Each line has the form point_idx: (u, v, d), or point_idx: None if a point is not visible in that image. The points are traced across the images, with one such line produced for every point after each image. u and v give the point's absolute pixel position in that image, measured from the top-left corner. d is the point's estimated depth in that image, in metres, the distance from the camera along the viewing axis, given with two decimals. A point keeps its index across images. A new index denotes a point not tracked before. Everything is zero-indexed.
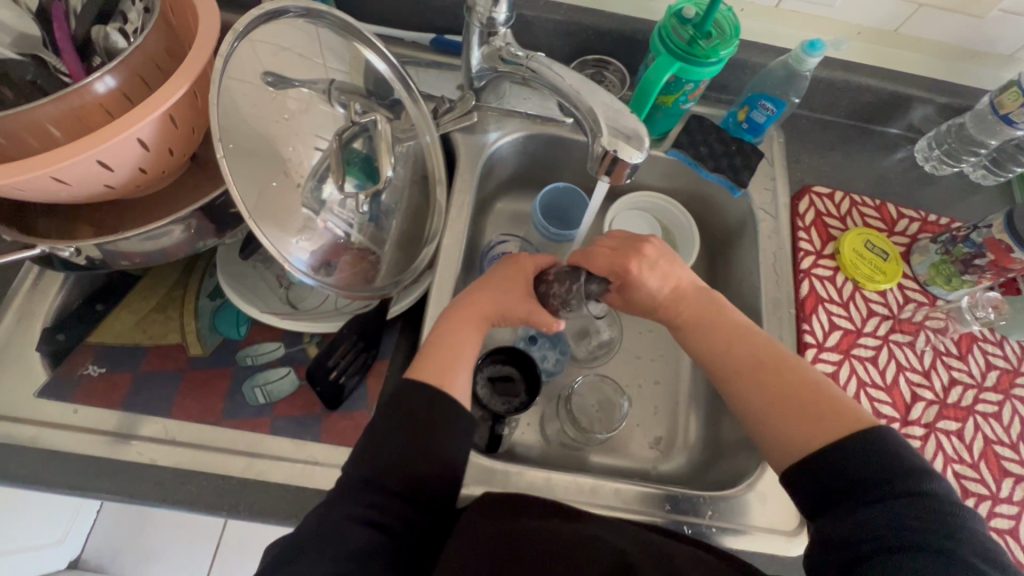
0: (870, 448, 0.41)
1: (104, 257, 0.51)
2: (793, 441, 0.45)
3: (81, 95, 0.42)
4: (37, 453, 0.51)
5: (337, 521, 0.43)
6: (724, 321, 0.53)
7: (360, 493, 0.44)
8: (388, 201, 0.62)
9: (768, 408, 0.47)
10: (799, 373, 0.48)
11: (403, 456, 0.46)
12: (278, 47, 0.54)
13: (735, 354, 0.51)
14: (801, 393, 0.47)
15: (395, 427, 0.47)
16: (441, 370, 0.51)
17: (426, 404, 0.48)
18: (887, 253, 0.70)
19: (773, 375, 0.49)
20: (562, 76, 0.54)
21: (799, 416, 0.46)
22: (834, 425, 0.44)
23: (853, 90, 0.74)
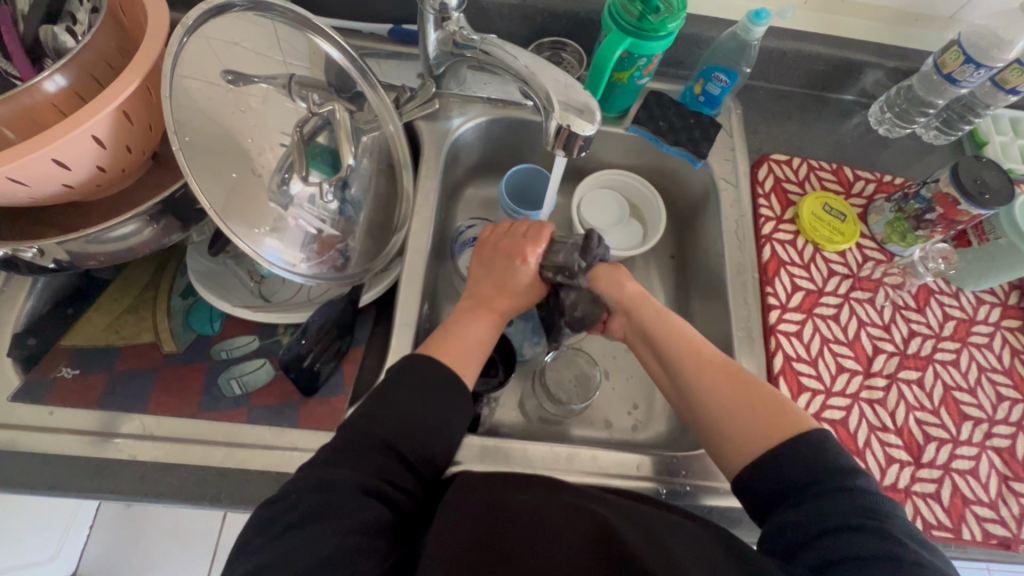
0: (812, 448, 0.45)
1: (70, 259, 0.51)
2: (738, 444, 0.49)
3: (30, 94, 0.42)
4: (13, 456, 0.51)
5: (342, 493, 0.43)
6: (683, 331, 0.57)
7: (371, 460, 0.46)
8: (356, 192, 0.63)
9: (723, 414, 0.51)
10: (746, 381, 0.52)
11: (413, 428, 0.49)
12: (229, 42, 0.54)
13: (692, 359, 0.55)
14: (749, 398, 0.51)
15: (413, 398, 0.50)
16: (455, 354, 0.55)
17: (439, 385, 0.52)
18: (845, 215, 0.72)
19: (726, 382, 0.52)
20: (515, 56, 0.55)
21: (746, 421, 0.49)
22: (777, 431, 0.47)
23: (804, 58, 0.76)
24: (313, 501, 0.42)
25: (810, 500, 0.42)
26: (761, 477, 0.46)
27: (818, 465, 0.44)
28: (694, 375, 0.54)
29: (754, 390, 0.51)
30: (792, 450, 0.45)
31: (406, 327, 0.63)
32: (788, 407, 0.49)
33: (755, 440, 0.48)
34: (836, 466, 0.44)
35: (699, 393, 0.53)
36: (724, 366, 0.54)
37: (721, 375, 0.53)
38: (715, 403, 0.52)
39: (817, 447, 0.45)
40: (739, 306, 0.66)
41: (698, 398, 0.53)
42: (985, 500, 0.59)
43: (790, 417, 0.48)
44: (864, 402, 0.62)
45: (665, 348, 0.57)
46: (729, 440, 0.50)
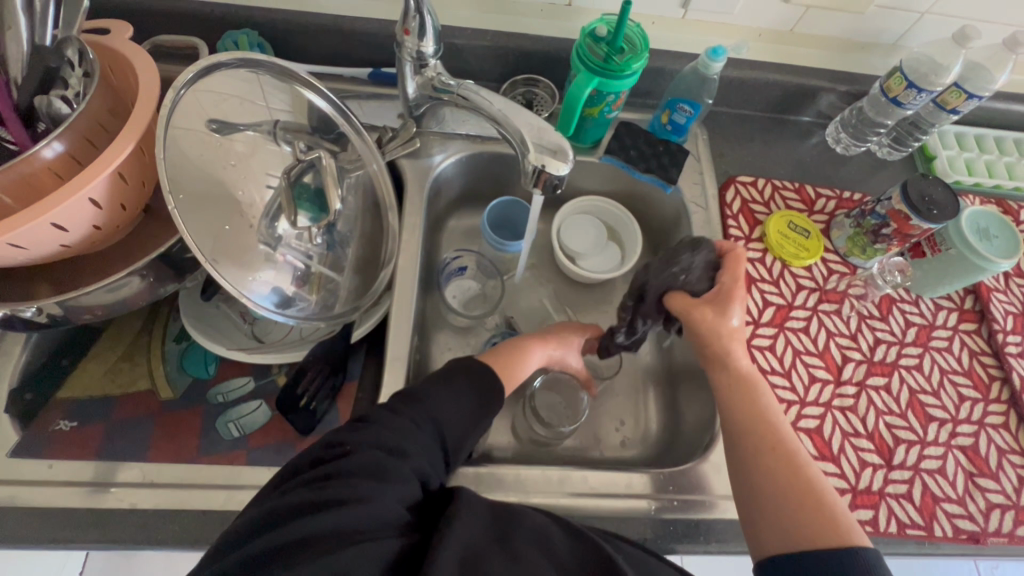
0: (851, 564, 0.40)
1: (65, 313, 0.52)
2: (779, 533, 0.45)
3: (29, 163, 0.44)
4: (14, 512, 0.51)
5: (394, 461, 0.43)
6: (760, 404, 0.54)
7: (415, 440, 0.47)
8: (342, 229, 0.66)
9: (769, 496, 0.47)
10: (805, 470, 0.48)
11: (447, 417, 0.50)
12: (219, 96, 0.57)
13: (755, 433, 0.52)
14: (801, 489, 0.46)
15: (450, 393, 0.52)
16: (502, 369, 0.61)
17: (477, 390, 0.54)
18: (808, 232, 0.76)
19: (785, 468, 0.48)
20: (490, 100, 0.59)
21: (792, 512, 0.45)
22: (829, 534, 0.43)
23: (762, 85, 0.80)
24: (377, 461, 0.42)
25: None
26: (793, 573, 0.42)
27: None
28: (755, 448, 0.50)
29: (816, 485, 0.47)
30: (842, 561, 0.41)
31: (399, 360, 0.65)
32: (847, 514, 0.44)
33: (802, 535, 0.44)
34: None
35: (754, 466, 0.50)
36: (791, 451, 0.49)
37: (785, 457, 0.49)
38: (769, 483, 0.48)
39: (869, 572, 0.40)
40: None
41: (750, 471, 0.50)
42: (953, 497, 0.62)
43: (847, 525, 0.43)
44: (836, 409, 0.66)
45: (737, 415, 0.54)
46: (770, 524, 0.46)
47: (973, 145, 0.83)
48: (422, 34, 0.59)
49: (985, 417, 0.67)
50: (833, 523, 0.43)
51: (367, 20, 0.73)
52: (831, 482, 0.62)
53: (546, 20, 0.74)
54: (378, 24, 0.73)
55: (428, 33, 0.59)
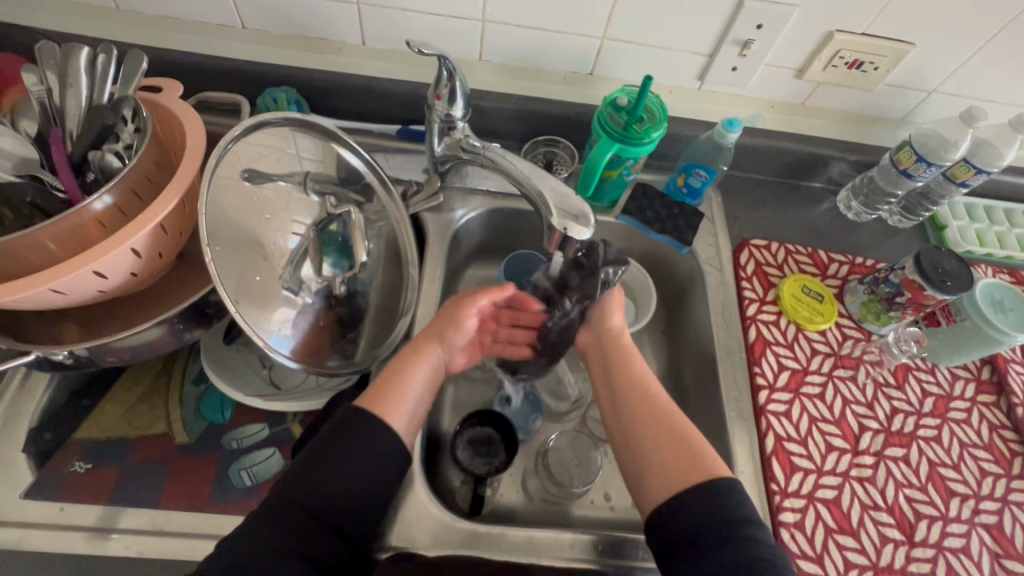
0: (712, 494, 0.50)
1: (91, 355, 0.53)
2: (659, 481, 0.53)
3: (79, 214, 0.47)
4: (21, 556, 0.51)
5: (269, 553, 0.45)
6: (635, 368, 0.64)
7: (297, 514, 0.48)
8: (364, 279, 0.68)
9: (647, 449, 0.56)
10: (674, 427, 0.57)
11: (329, 481, 0.50)
12: (261, 150, 0.60)
13: (632, 390, 0.61)
14: (670, 441, 0.55)
15: (339, 455, 0.51)
16: (388, 395, 0.57)
17: (360, 441, 0.52)
18: (822, 296, 0.77)
19: (653, 423, 0.58)
20: (515, 163, 0.61)
21: (662, 454, 0.55)
22: (694, 473, 0.52)
23: (776, 153, 0.83)
24: (245, 555, 0.44)
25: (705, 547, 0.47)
26: (669, 514, 0.50)
27: (717, 508, 0.49)
28: (634, 409, 0.60)
29: (680, 432, 0.56)
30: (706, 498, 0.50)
31: None
32: (707, 451, 0.54)
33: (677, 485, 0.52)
34: (725, 515, 0.49)
35: (632, 430, 0.59)
36: (663, 411, 0.59)
37: (654, 413, 0.59)
38: (650, 440, 0.56)
39: (725, 496, 0.50)
40: (730, 386, 0.70)
41: (631, 422, 0.59)
42: None
43: (708, 464, 0.53)
44: (854, 480, 0.65)
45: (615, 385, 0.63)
46: (649, 474, 0.55)
47: (983, 216, 0.85)
48: (452, 99, 0.63)
49: (1008, 494, 0.66)
50: (697, 462, 0.53)
51: (399, 80, 0.76)
52: (849, 556, 0.60)
53: (568, 86, 0.78)
54: (410, 85, 0.77)
55: (458, 99, 0.63)
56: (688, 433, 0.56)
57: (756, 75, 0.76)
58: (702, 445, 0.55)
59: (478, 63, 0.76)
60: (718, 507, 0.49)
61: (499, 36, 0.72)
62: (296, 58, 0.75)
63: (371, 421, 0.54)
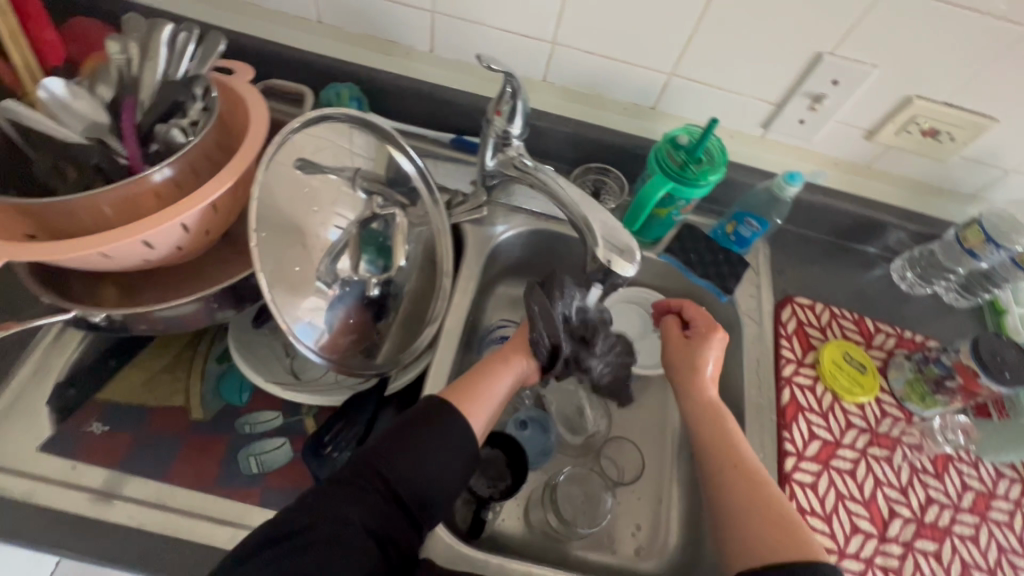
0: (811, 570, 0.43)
1: (124, 320, 0.54)
2: (743, 553, 0.47)
3: (138, 184, 0.48)
4: (28, 508, 0.51)
5: (349, 526, 0.44)
6: (724, 423, 0.56)
7: (372, 495, 0.46)
8: (398, 282, 0.67)
9: (732, 518, 0.50)
10: (762, 492, 0.50)
11: (415, 464, 0.48)
12: (320, 144, 0.62)
13: (717, 447, 0.55)
14: (762, 508, 0.49)
15: (423, 440, 0.50)
16: (473, 396, 0.56)
17: (446, 429, 0.51)
18: (865, 367, 0.73)
19: (740, 486, 0.51)
20: (565, 188, 0.61)
21: (754, 523, 0.48)
22: (798, 548, 0.45)
23: (833, 212, 0.80)
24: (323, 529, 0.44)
25: None
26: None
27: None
28: (719, 470, 0.53)
29: (773, 500, 0.50)
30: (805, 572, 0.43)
31: None
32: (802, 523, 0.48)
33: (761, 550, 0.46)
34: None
35: (723, 492, 0.52)
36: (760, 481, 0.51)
37: (744, 475, 0.52)
38: (734, 505, 0.50)
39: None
40: (756, 448, 0.67)
41: (717, 484, 0.53)
42: None
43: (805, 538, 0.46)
44: (878, 568, 0.61)
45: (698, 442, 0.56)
46: (737, 542, 0.48)
47: None
48: (511, 116, 0.63)
49: None
50: (794, 537, 0.46)
51: (460, 91, 0.77)
52: None
53: (628, 117, 0.77)
54: (470, 97, 0.77)
55: (517, 117, 0.63)
56: (781, 504, 0.50)
57: (823, 131, 0.73)
58: (798, 519, 0.48)
59: (541, 83, 0.76)
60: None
61: (566, 60, 0.72)
62: (364, 58, 0.76)
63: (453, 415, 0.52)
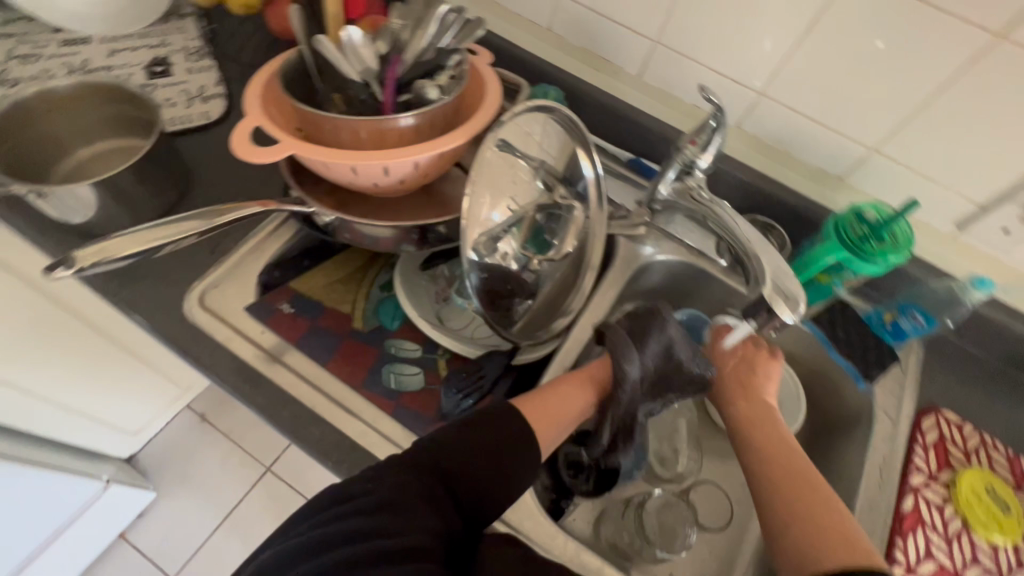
0: None
1: (338, 224, 0.65)
2: (802, 554, 0.45)
3: (395, 121, 0.58)
4: (224, 351, 0.63)
5: (405, 497, 0.45)
6: (781, 434, 0.59)
7: (426, 473, 0.48)
8: (547, 269, 0.74)
9: (778, 511, 0.50)
10: (810, 487, 0.51)
11: (466, 456, 0.50)
12: (524, 134, 0.71)
13: (773, 451, 0.57)
14: (803, 496, 0.50)
15: (472, 436, 0.52)
16: (544, 415, 0.59)
17: (500, 432, 0.54)
18: (1009, 508, 0.66)
19: (788, 479, 0.52)
20: (741, 226, 0.63)
21: (804, 523, 0.47)
22: (846, 549, 0.43)
23: (1012, 335, 0.74)
24: (378, 494, 0.45)
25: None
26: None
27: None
28: (771, 465, 0.54)
29: (820, 495, 0.50)
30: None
31: None
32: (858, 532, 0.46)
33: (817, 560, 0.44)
34: None
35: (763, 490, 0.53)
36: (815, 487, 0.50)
37: (793, 474, 0.52)
38: (778, 498, 0.51)
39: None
40: None
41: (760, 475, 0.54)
42: None
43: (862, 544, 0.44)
44: None
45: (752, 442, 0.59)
46: (783, 538, 0.48)
47: None
48: (705, 148, 0.66)
49: None
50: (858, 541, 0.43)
51: (652, 116, 0.82)
52: None
53: (809, 181, 0.77)
54: (660, 124, 0.82)
55: (710, 150, 0.66)
56: (830, 502, 0.49)
57: None
58: (853, 523, 0.47)
59: (733, 128, 0.79)
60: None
61: (767, 112, 0.74)
62: (575, 69, 0.84)
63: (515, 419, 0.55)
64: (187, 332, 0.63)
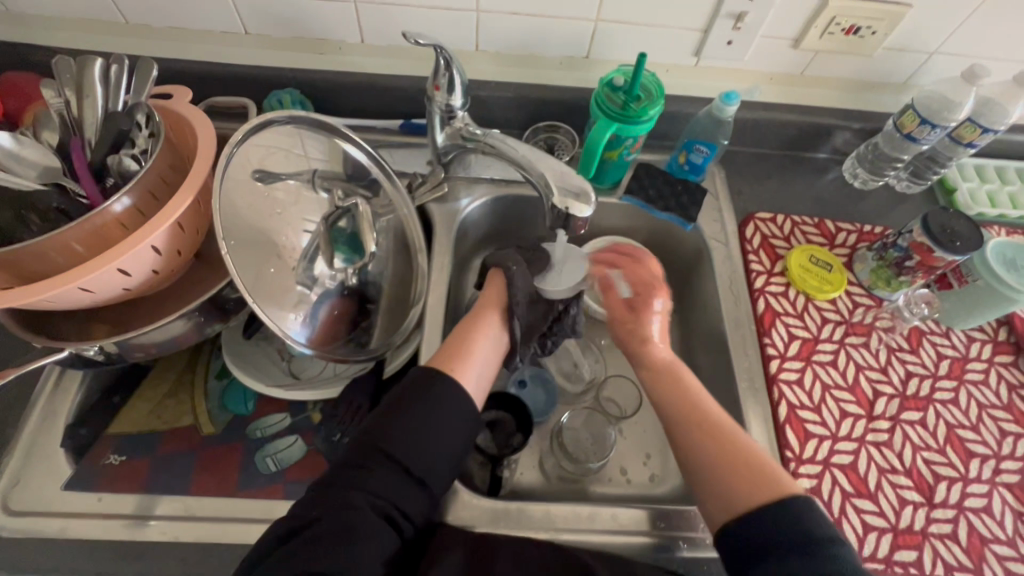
0: (790, 517, 0.46)
1: (120, 351, 0.56)
2: (725, 506, 0.50)
3: (101, 216, 0.50)
4: (66, 543, 0.54)
5: (357, 509, 0.48)
6: (688, 386, 0.59)
7: (380, 471, 0.50)
8: (374, 271, 0.69)
9: (706, 472, 0.53)
10: (731, 440, 0.54)
11: (416, 439, 0.51)
12: (268, 150, 0.62)
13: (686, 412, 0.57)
14: (728, 453, 0.53)
15: (417, 414, 0.52)
16: (459, 357, 0.58)
17: (439, 401, 0.53)
18: (830, 265, 0.77)
19: (709, 440, 0.54)
20: (515, 148, 0.63)
21: (726, 477, 0.51)
22: (762, 491, 0.49)
23: (777, 125, 0.83)
24: (336, 516, 0.47)
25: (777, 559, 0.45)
26: (743, 534, 0.48)
27: (796, 528, 0.46)
28: (688, 428, 0.56)
29: (740, 450, 0.53)
30: (779, 508, 0.47)
31: None
32: (772, 469, 0.51)
33: (736, 499, 0.50)
34: (817, 533, 0.45)
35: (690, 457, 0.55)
36: (721, 424, 0.55)
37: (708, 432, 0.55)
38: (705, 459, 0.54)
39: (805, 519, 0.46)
40: (741, 357, 0.70)
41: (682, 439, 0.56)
42: (1002, 537, 0.60)
43: (776, 482, 0.49)
44: (870, 445, 0.65)
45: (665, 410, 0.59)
46: (713, 496, 0.52)
47: (994, 176, 0.84)
48: (451, 89, 0.64)
49: None
50: (769, 484, 0.49)
51: (397, 75, 0.78)
52: (868, 520, 0.60)
53: (564, 71, 0.79)
54: (409, 80, 0.78)
55: (456, 89, 0.64)
56: (750, 450, 0.53)
57: (752, 48, 0.76)
58: (770, 463, 0.51)
59: (475, 53, 0.78)
60: (801, 530, 0.45)
61: (493, 26, 0.73)
62: (298, 61, 0.77)
63: (446, 382, 0.55)
64: (9, 550, 0.53)
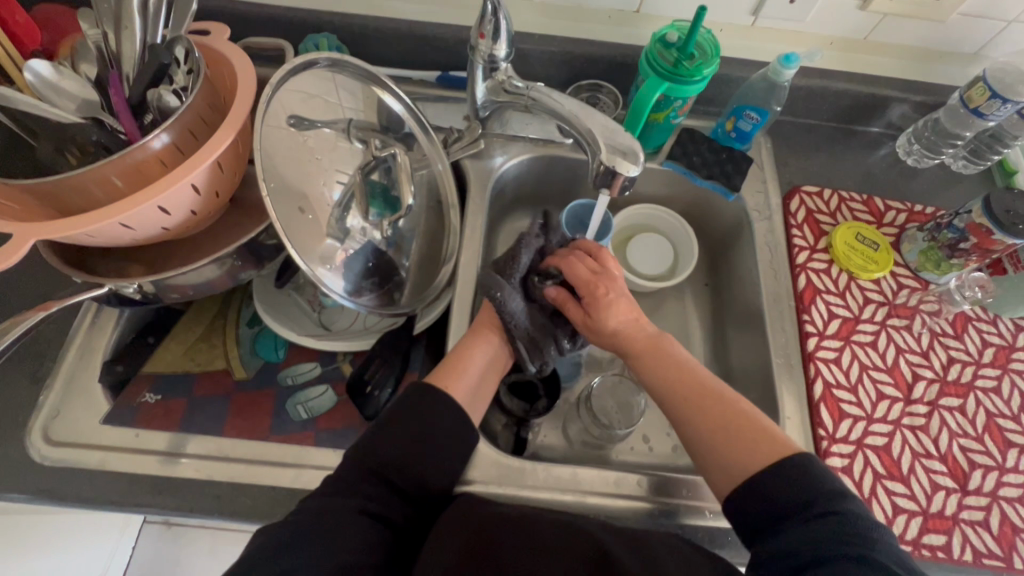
0: (798, 475, 0.45)
1: (156, 290, 0.56)
2: (733, 473, 0.49)
3: (141, 151, 0.49)
4: (105, 474, 0.55)
5: (344, 513, 0.46)
6: (673, 356, 0.57)
7: (365, 482, 0.48)
8: (405, 227, 0.67)
9: (708, 441, 0.51)
10: (726, 408, 0.52)
11: (406, 451, 0.50)
12: (306, 94, 0.60)
13: (682, 381, 0.55)
14: (730, 422, 0.51)
15: (407, 430, 0.51)
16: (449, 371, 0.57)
17: (433, 419, 0.52)
18: (877, 244, 0.74)
19: (704, 408, 0.53)
20: (560, 102, 0.60)
21: (731, 445, 0.50)
22: (768, 451, 0.48)
23: (832, 94, 0.79)
24: (314, 517, 0.45)
25: (801, 525, 0.42)
26: (756, 502, 0.46)
27: (807, 487, 0.44)
28: (683, 399, 0.54)
29: (739, 417, 0.51)
30: (780, 473, 0.46)
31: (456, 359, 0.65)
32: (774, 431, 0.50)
33: (744, 466, 0.48)
34: (819, 492, 0.44)
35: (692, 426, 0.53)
36: (716, 399, 0.53)
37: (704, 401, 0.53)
38: (702, 425, 0.52)
39: (814, 477, 0.45)
40: (778, 334, 0.69)
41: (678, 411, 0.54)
42: None
43: (780, 444, 0.48)
44: (906, 428, 0.63)
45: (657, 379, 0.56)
46: (719, 467, 0.50)
47: None
48: (496, 37, 0.60)
49: None
50: (771, 443, 0.49)
51: (437, 24, 0.75)
52: (898, 502, 0.59)
53: (613, 25, 0.75)
54: (449, 29, 0.75)
55: (501, 37, 0.60)
56: (751, 417, 0.51)
57: (815, 8, 0.71)
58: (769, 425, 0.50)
59: (520, 3, 0.74)
60: (807, 488, 0.44)
61: None
62: (337, 4, 0.75)
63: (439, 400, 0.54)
64: (50, 477, 0.55)
